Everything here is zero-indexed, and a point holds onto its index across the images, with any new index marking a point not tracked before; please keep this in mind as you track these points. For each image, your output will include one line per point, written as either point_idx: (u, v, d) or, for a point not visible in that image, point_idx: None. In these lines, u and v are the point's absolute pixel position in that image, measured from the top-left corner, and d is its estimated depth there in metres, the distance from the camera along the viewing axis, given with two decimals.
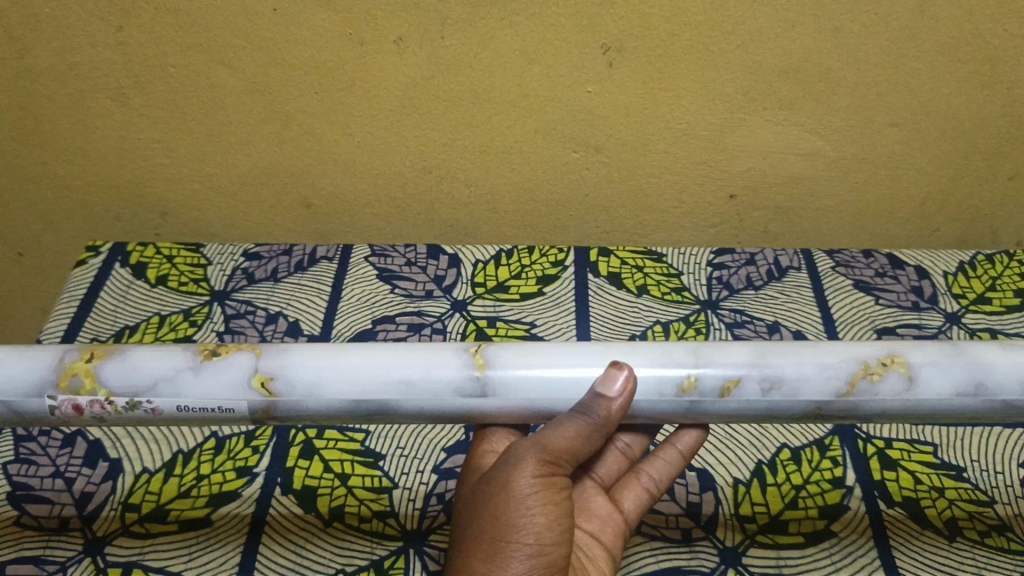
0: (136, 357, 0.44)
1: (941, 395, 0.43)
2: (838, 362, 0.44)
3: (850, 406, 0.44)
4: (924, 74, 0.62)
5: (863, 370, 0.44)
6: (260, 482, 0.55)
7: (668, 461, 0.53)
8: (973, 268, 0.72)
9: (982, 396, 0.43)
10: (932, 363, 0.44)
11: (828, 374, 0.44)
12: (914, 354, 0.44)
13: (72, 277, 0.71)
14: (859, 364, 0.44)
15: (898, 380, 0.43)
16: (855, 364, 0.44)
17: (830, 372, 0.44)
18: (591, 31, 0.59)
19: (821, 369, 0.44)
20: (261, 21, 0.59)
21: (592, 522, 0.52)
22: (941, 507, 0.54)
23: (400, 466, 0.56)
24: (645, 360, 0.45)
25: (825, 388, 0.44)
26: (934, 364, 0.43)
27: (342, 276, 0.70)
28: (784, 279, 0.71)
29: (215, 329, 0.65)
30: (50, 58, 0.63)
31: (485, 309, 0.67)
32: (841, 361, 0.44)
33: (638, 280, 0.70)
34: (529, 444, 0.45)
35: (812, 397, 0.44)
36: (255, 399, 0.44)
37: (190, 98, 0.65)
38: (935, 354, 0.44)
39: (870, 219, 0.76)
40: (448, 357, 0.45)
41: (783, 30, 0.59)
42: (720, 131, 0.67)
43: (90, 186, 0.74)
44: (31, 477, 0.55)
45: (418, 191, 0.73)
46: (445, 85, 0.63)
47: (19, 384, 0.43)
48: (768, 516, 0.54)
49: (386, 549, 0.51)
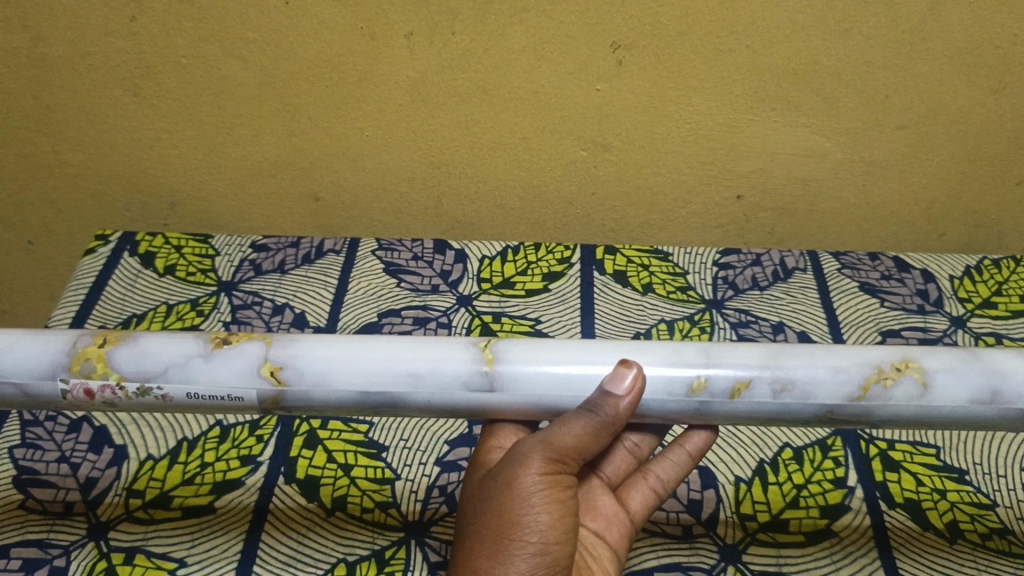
0: (148, 343, 0.44)
1: (956, 401, 0.43)
2: (851, 366, 0.44)
3: (863, 411, 0.44)
4: (933, 77, 0.62)
5: (876, 374, 0.44)
6: (264, 471, 0.55)
7: (675, 462, 0.53)
8: (979, 272, 0.72)
9: (997, 403, 0.43)
10: (947, 368, 0.44)
11: (840, 378, 0.44)
12: (928, 360, 0.44)
13: (81, 265, 0.72)
14: (873, 368, 0.44)
15: (912, 385, 0.43)
16: (868, 367, 0.44)
17: (842, 376, 0.44)
18: (601, 29, 0.59)
19: (833, 372, 0.44)
20: (273, 14, 0.59)
21: (597, 522, 0.52)
22: (943, 509, 0.54)
23: (403, 457, 0.56)
24: (656, 359, 0.45)
25: (837, 392, 0.44)
26: (949, 370, 0.44)
27: (349, 269, 0.71)
28: (789, 280, 0.71)
29: (221, 319, 0.66)
30: (63, 47, 0.63)
31: (490, 304, 0.68)
32: (855, 365, 0.44)
33: (643, 278, 0.70)
34: (536, 441, 0.45)
35: (824, 400, 0.44)
36: (265, 387, 0.44)
37: (202, 90, 0.65)
38: (950, 360, 0.44)
39: (877, 222, 0.76)
40: (457, 351, 0.45)
41: (794, 31, 0.59)
42: (728, 131, 0.67)
43: (100, 175, 0.75)
44: (36, 461, 0.55)
45: (426, 186, 0.73)
46: (454, 80, 0.63)
47: (31, 367, 0.44)
48: (769, 515, 0.54)
49: (387, 540, 0.51)
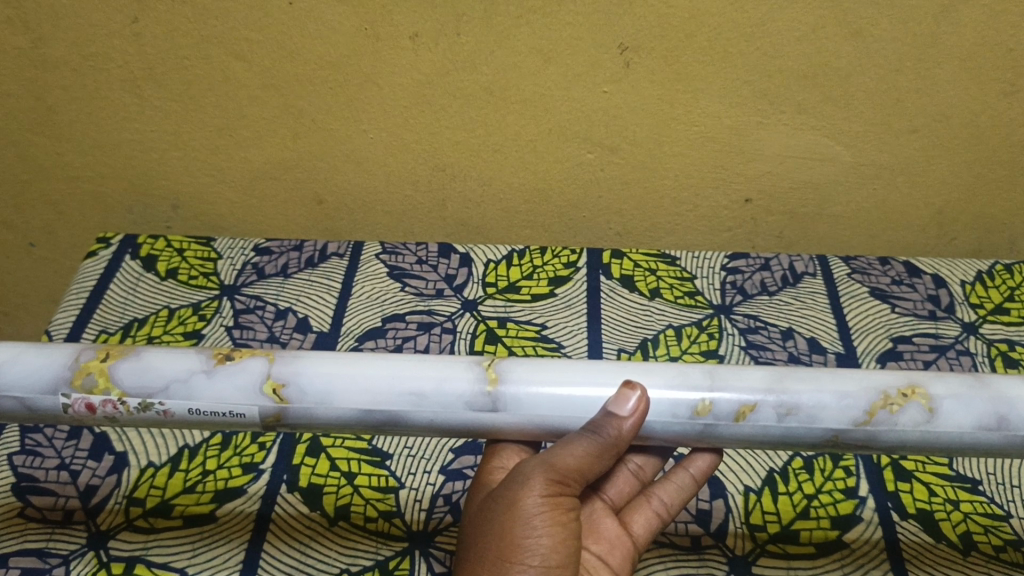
0: (151, 358, 0.44)
1: (962, 428, 0.42)
2: (858, 391, 0.43)
3: (869, 436, 0.43)
4: (946, 80, 0.61)
5: (882, 400, 0.43)
6: (266, 478, 0.54)
7: (679, 486, 0.52)
8: (992, 278, 0.71)
9: (1004, 430, 0.42)
10: (954, 395, 0.43)
11: (845, 403, 0.43)
12: (936, 385, 0.43)
13: (82, 267, 0.71)
14: (878, 394, 0.43)
15: (918, 411, 0.43)
16: (874, 393, 0.43)
17: (848, 401, 0.43)
18: (608, 30, 0.58)
19: (840, 398, 0.43)
20: (276, 15, 0.58)
21: (600, 545, 0.51)
22: (956, 520, 0.53)
23: (408, 465, 0.55)
24: (660, 381, 0.44)
25: (842, 417, 0.43)
26: (955, 397, 0.43)
27: (353, 273, 0.70)
28: (799, 285, 0.70)
29: (224, 324, 0.65)
30: (64, 48, 0.62)
31: (495, 309, 0.67)
32: (861, 391, 0.43)
33: (650, 283, 0.70)
34: (538, 462, 0.44)
35: (829, 425, 0.43)
36: (267, 404, 0.43)
37: (204, 91, 0.65)
38: (958, 386, 0.43)
39: (887, 226, 0.75)
40: (461, 370, 0.44)
41: (804, 33, 0.58)
42: (737, 133, 0.66)
43: (101, 177, 0.74)
44: (36, 469, 0.54)
45: (430, 189, 0.72)
46: (459, 83, 0.62)
47: (34, 381, 0.43)
48: (779, 526, 0.53)
49: (392, 550, 0.50)
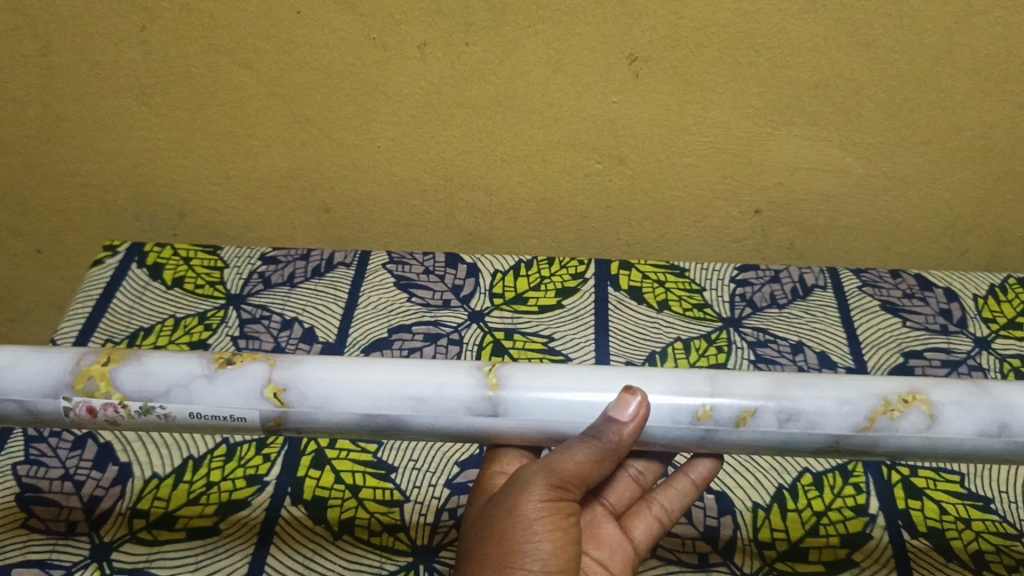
0: (152, 362, 0.44)
1: (963, 434, 0.42)
2: (858, 398, 0.42)
3: (869, 443, 0.43)
4: (959, 92, 0.61)
5: (883, 406, 0.42)
6: (271, 490, 0.54)
7: (680, 490, 0.51)
8: (1004, 292, 0.71)
9: (1006, 437, 0.42)
10: (955, 401, 0.42)
11: (846, 409, 0.42)
12: (937, 392, 0.43)
13: (89, 276, 0.71)
14: (879, 400, 0.42)
15: (919, 417, 0.42)
16: (875, 400, 0.42)
17: (849, 408, 0.42)
18: (617, 41, 0.58)
19: (841, 404, 0.42)
20: (285, 24, 0.58)
21: (600, 550, 0.50)
22: (967, 539, 0.53)
23: (412, 478, 0.55)
24: (660, 388, 0.44)
25: (843, 423, 0.42)
26: (956, 404, 0.42)
27: (359, 283, 0.70)
28: (809, 298, 0.69)
29: (229, 333, 0.65)
30: (72, 56, 0.62)
31: (502, 321, 0.66)
32: (862, 397, 0.43)
33: (659, 295, 0.69)
34: (539, 467, 0.44)
35: (830, 431, 0.42)
36: (268, 409, 0.43)
37: (212, 100, 0.64)
38: (958, 393, 0.43)
39: (898, 239, 0.74)
40: (461, 376, 0.44)
41: (817, 45, 0.58)
42: (747, 144, 0.66)
43: (108, 184, 0.74)
44: (40, 478, 0.54)
45: (438, 198, 0.72)
46: (467, 92, 0.62)
47: (35, 386, 0.43)
48: (787, 543, 0.52)
49: (396, 565, 0.50)
